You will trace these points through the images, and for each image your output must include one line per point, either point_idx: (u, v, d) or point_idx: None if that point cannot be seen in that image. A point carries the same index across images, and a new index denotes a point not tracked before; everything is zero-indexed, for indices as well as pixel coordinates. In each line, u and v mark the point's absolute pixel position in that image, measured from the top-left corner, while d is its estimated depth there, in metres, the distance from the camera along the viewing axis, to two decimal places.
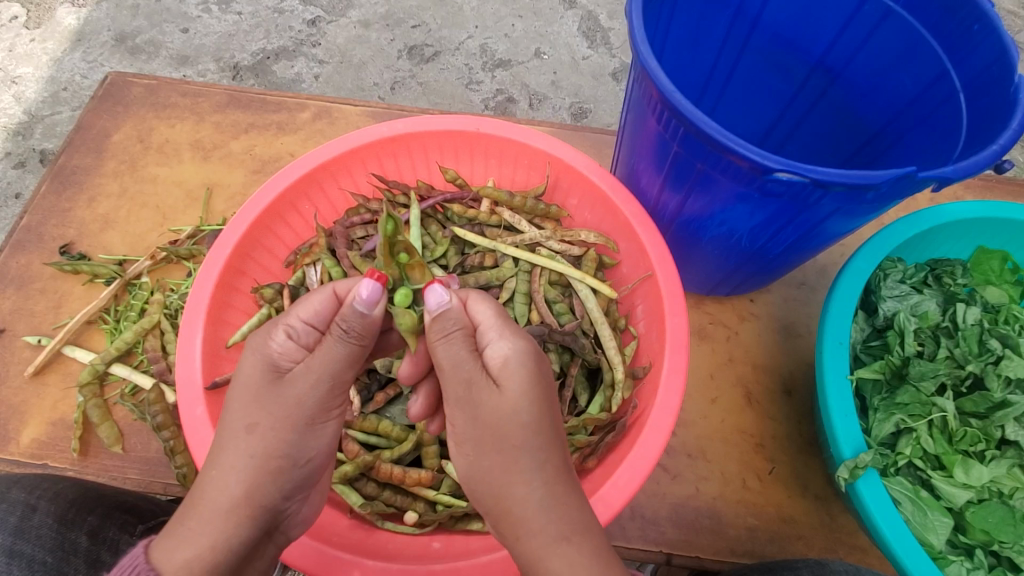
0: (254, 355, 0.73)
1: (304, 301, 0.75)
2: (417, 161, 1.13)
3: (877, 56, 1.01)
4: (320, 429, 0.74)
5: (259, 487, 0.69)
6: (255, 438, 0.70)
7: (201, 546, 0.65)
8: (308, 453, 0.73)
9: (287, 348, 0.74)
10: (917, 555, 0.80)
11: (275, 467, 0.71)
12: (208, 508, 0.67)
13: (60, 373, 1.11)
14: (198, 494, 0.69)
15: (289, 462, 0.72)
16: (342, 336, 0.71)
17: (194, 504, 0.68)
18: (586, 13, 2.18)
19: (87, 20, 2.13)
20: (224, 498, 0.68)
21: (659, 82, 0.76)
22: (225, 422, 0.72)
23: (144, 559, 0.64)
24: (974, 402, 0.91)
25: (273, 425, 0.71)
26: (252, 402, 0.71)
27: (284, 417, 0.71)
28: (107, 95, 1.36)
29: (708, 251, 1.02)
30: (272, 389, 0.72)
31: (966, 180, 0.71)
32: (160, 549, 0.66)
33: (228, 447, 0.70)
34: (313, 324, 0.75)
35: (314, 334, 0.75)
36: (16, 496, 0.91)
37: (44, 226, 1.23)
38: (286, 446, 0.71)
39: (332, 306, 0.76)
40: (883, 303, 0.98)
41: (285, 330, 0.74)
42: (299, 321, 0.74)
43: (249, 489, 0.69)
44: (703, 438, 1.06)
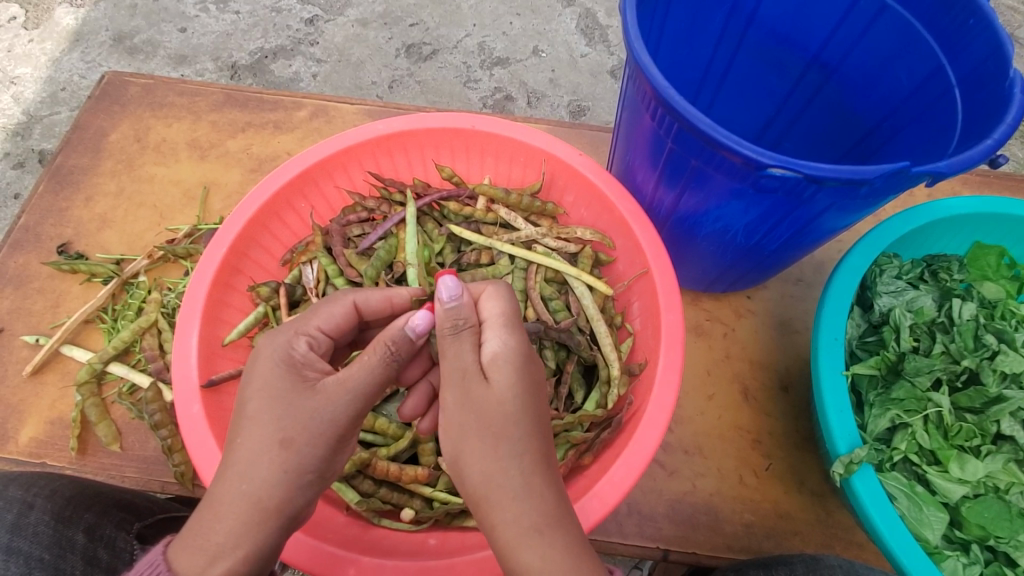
0: (280, 362, 0.71)
1: (322, 312, 0.79)
2: (414, 159, 1.13)
3: (873, 51, 1.01)
4: (346, 443, 0.72)
5: (288, 499, 0.66)
6: (292, 451, 0.67)
7: (230, 564, 0.63)
8: (334, 466, 0.71)
9: (311, 356, 0.74)
10: (912, 550, 0.80)
11: (306, 480, 0.68)
12: (235, 521, 0.64)
13: (58, 372, 1.11)
14: (219, 501, 0.65)
15: (317, 475, 0.69)
16: (386, 353, 0.72)
17: (216, 515, 0.65)
18: (584, 11, 2.18)
19: (85, 20, 2.14)
20: (252, 511, 0.65)
21: (653, 79, 0.76)
22: (258, 428, 0.67)
23: (168, 571, 0.62)
24: (969, 398, 0.91)
25: (308, 438, 0.67)
26: (287, 411, 0.68)
27: (320, 432, 0.68)
28: (103, 94, 1.36)
29: (704, 247, 1.02)
30: (307, 398, 0.69)
31: (959, 175, 0.71)
32: (181, 557, 0.63)
33: (261, 456, 0.66)
34: (327, 332, 0.79)
35: (327, 342, 0.79)
36: (13, 493, 0.91)
37: (42, 225, 1.23)
38: (317, 460, 0.68)
39: (345, 317, 0.81)
40: (878, 299, 0.99)
41: (307, 339, 0.76)
42: (318, 331, 0.77)
43: (280, 503, 0.66)
44: (700, 435, 1.06)
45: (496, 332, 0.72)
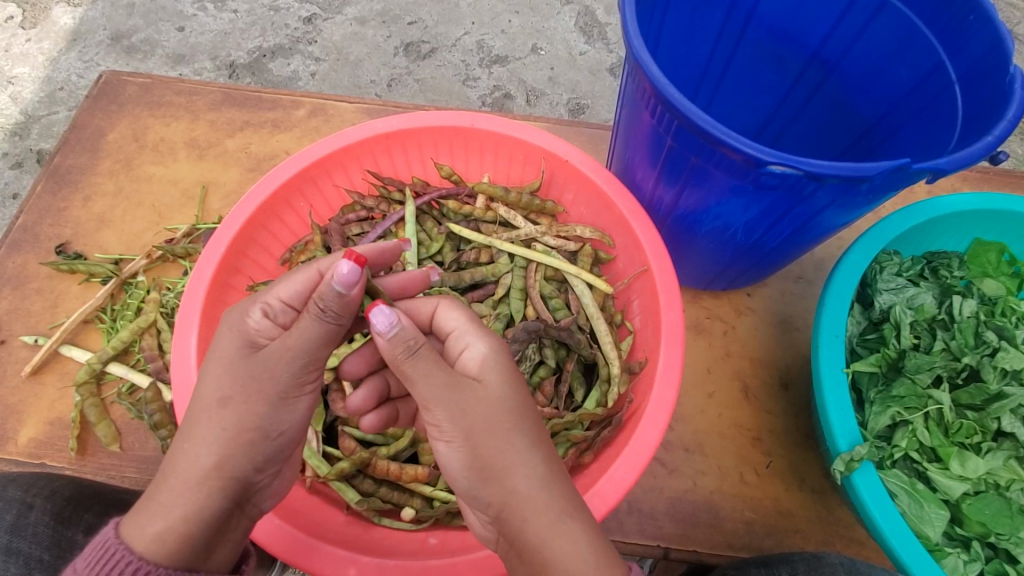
0: (232, 331, 0.74)
1: (284, 281, 0.77)
2: (412, 157, 1.12)
3: (873, 47, 1.00)
4: (292, 404, 0.74)
5: (230, 458, 0.70)
6: (229, 409, 0.70)
7: (174, 519, 0.66)
8: (279, 427, 0.74)
9: (264, 327, 0.75)
10: (912, 547, 0.80)
11: (248, 440, 0.71)
12: (176, 479, 0.68)
13: (57, 372, 1.11)
14: (168, 468, 0.69)
15: (261, 435, 0.72)
16: (319, 315, 0.71)
17: (162, 478, 0.69)
18: (583, 8, 2.17)
19: (82, 20, 2.13)
20: (194, 471, 0.68)
21: (652, 76, 0.76)
22: (200, 394, 0.72)
23: (113, 535, 0.64)
24: (970, 394, 0.91)
25: (248, 398, 0.71)
26: (229, 374, 0.72)
27: (257, 390, 0.72)
28: (101, 94, 1.35)
29: (704, 245, 1.02)
30: (248, 363, 0.72)
31: (960, 171, 0.70)
32: (129, 526, 0.65)
33: (202, 417, 0.71)
34: (291, 303, 0.77)
35: (291, 313, 0.77)
36: (12, 494, 0.91)
37: (40, 225, 1.23)
38: (258, 418, 0.72)
39: (309, 285, 0.78)
40: (879, 296, 0.98)
41: (262, 308, 0.75)
42: (277, 300, 0.76)
43: (220, 460, 0.69)
44: (700, 433, 1.06)
45: (471, 336, 0.75)
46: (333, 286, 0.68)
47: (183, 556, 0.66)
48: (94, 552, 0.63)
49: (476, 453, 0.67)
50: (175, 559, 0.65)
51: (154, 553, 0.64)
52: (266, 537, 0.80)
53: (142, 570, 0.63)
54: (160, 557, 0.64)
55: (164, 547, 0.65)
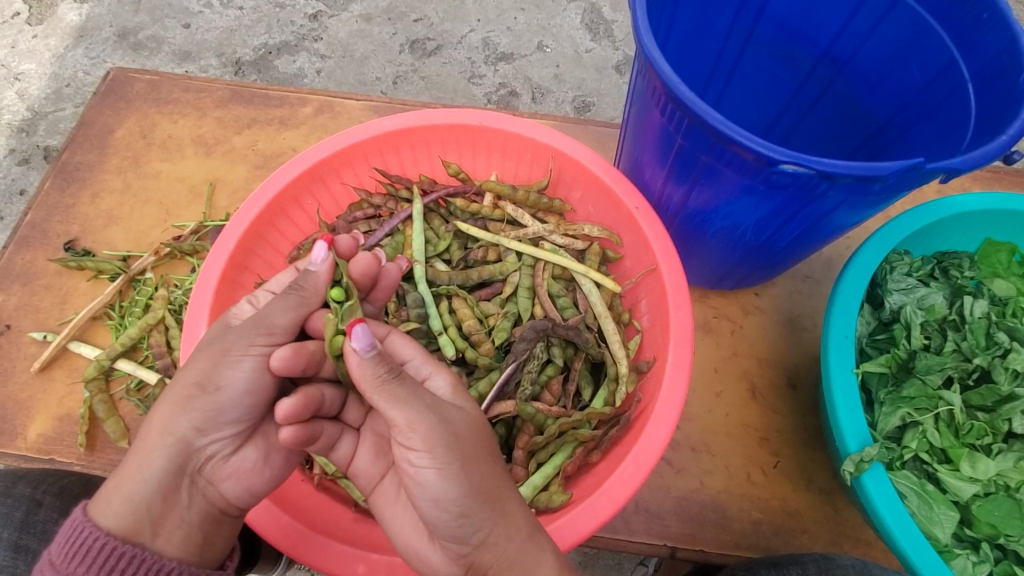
0: (219, 321, 0.81)
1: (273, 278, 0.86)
2: (420, 155, 1.12)
3: (885, 45, 1.00)
4: (235, 360, 0.74)
5: (171, 419, 0.72)
6: (184, 376, 0.74)
7: (134, 495, 0.70)
8: (219, 380, 0.73)
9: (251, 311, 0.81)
10: (923, 549, 0.79)
11: (186, 397, 0.73)
12: (143, 455, 0.72)
13: (65, 368, 1.11)
14: (137, 443, 0.75)
15: (197, 391, 0.73)
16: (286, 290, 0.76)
17: (131, 456, 0.74)
18: (589, 5, 2.16)
19: (89, 16, 2.13)
20: (156, 449, 0.72)
21: (663, 74, 0.75)
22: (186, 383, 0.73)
23: (81, 514, 0.70)
24: (981, 396, 0.91)
25: (192, 360, 0.74)
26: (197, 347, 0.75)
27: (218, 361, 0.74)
28: (109, 91, 1.35)
29: (713, 244, 1.02)
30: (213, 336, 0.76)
31: (974, 171, 0.70)
32: (101, 501, 0.71)
33: (167, 393, 0.75)
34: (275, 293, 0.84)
35: (273, 298, 0.83)
36: (21, 490, 0.92)
37: (48, 222, 1.23)
38: (196, 375, 0.73)
39: (289, 276, 0.86)
40: (889, 296, 0.98)
41: (247, 298, 0.82)
42: (259, 289, 0.83)
43: (164, 424, 0.72)
44: (707, 432, 1.06)
45: (429, 367, 0.78)
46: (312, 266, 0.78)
47: (136, 525, 0.70)
48: (66, 533, 0.69)
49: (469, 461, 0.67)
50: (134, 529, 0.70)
51: (114, 526, 0.69)
52: (276, 535, 0.80)
53: (105, 544, 0.68)
54: (118, 530, 0.69)
55: (122, 519, 0.70)
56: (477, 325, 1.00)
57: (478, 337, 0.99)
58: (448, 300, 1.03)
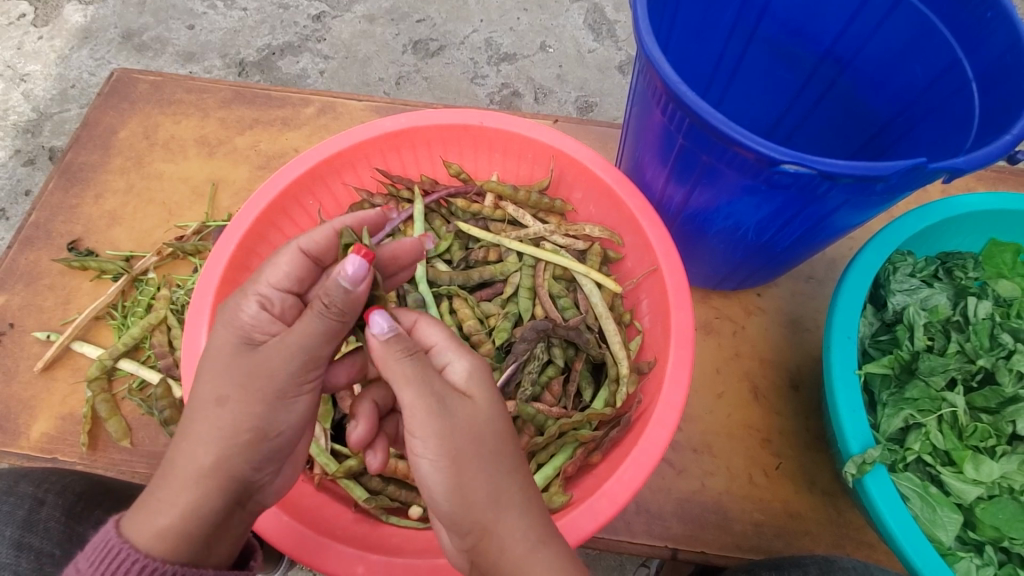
0: (228, 328, 0.74)
1: (271, 266, 0.80)
2: (421, 156, 1.12)
3: (889, 44, 0.99)
4: (290, 402, 0.73)
5: (228, 458, 0.69)
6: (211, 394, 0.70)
7: (181, 524, 0.66)
8: (279, 424, 0.73)
9: (261, 317, 0.75)
10: (926, 552, 0.79)
11: (245, 441, 0.70)
12: (179, 477, 0.68)
13: (68, 368, 1.11)
14: (168, 463, 0.69)
15: (260, 435, 0.71)
16: (322, 312, 0.70)
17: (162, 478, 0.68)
18: (592, 5, 2.16)
19: (94, 18, 2.14)
20: (192, 474, 0.68)
21: (664, 73, 0.75)
22: (196, 395, 0.71)
23: (116, 534, 0.65)
24: (985, 398, 0.90)
25: (242, 398, 0.70)
26: (225, 373, 0.71)
27: (252, 389, 0.70)
28: (113, 92, 1.36)
29: (714, 244, 1.01)
30: (245, 359, 0.72)
31: (977, 171, 0.69)
32: (130, 522, 0.66)
33: (200, 417, 0.70)
34: (279, 285, 0.79)
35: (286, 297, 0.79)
36: (24, 489, 0.93)
37: (52, 222, 1.24)
38: (256, 419, 0.70)
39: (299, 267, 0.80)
40: (892, 297, 0.97)
41: (257, 300, 0.77)
42: (270, 288, 0.78)
43: (216, 460, 0.68)
44: (709, 433, 1.06)
45: (451, 352, 0.74)
46: (340, 281, 0.69)
47: (183, 548, 0.66)
48: (97, 551, 0.64)
49: (466, 466, 0.66)
50: (183, 551, 0.66)
51: (163, 550, 0.65)
52: (275, 535, 0.80)
53: (148, 567, 0.63)
54: (162, 553, 0.64)
55: (168, 542, 0.65)
56: (477, 325, 1.00)
57: (479, 337, 1.00)
58: (448, 300, 1.03)
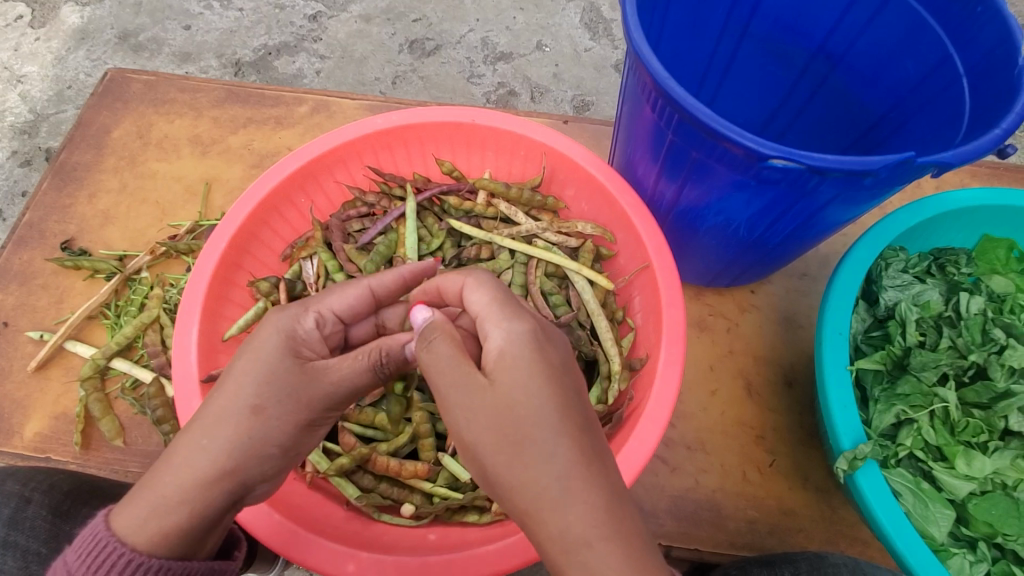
0: (280, 332, 0.73)
1: (338, 292, 0.79)
2: (413, 154, 1.12)
3: (880, 39, 0.99)
4: (317, 428, 0.76)
5: (247, 467, 0.69)
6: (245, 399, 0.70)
7: (184, 522, 0.66)
8: (299, 447, 0.75)
9: (313, 337, 0.76)
10: (918, 548, 0.79)
11: (266, 454, 0.71)
12: (182, 477, 0.67)
13: (62, 367, 1.11)
14: (175, 454, 0.68)
15: (281, 453, 0.72)
16: (378, 364, 0.75)
17: (164, 471, 0.68)
18: (588, 4, 2.16)
19: (90, 18, 2.14)
20: (206, 476, 0.67)
21: (653, 70, 0.75)
22: (230, 394, 0.70)
23: (105, 529, 0.66)
24: (976, 393, 0.90)
25: (282, 415, 0.70)
26: (268, 384, 0.70)
27: (295, 411, 0.71)
28: (106, 92, 1.36)
29: (707, 241, 1.01)
30: (295, 375, 0.71)
31: (966, 164, 0.69)
32: (123, 514, 0.66)
33: (230, 420, 0.69)
34: (340, 313, 0.80)
35: (337, 323, 0.80)
36: (10, 489, 0.92)
37: (46, 222, 1.24)
38: (285, 438, 0.71)
39: (363, 300, 0.80)
40: (884, 293, 0.97)
41: (315, 318, 0.77)
42: (331, 312, 0.78)
43: (233, 466, 0.68)
44: (703, 431, 1.05)
45: (494, 320, 0.68)
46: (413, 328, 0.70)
47: (174, 547, 0.66)
48: (85, 545, 0.66)
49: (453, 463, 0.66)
50: (175, 548, 0.66)
51: (151, 546, 0.65)
52: (266, 533, 0.80)
53: (133, 561, 0.64)
54: (155, 549, 0.65)
55: (161, 540, 0.65)
56: None
57: None
58: None
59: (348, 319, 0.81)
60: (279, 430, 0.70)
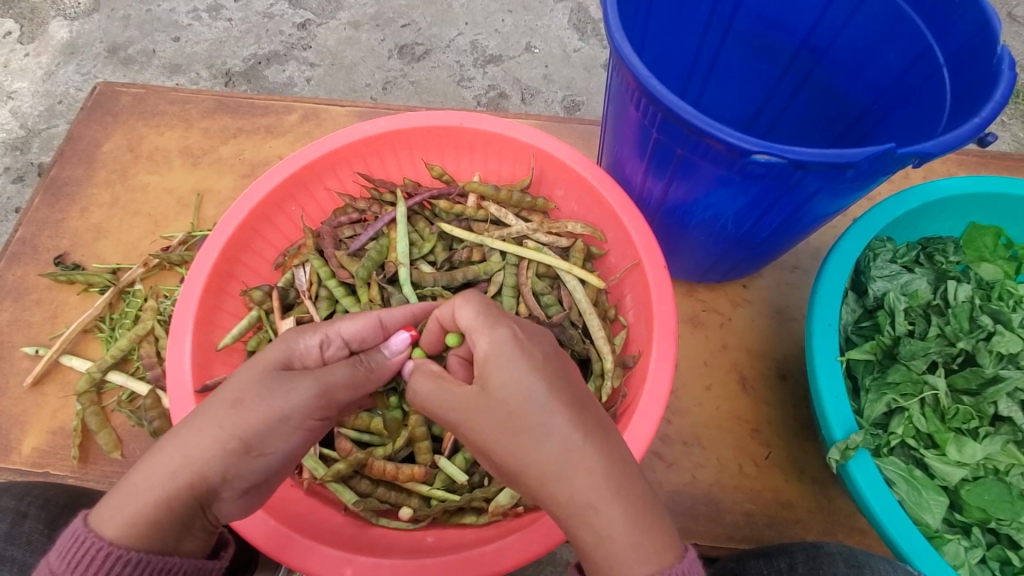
0: (282, 343, 0.78)
1: (349, 318, 0.80)
2: (403, 159, 1.13)
3: (862, 32, 1.00)
4: (290, 431, 0.73)
5: (214, 461, 0.69)
6: (228, 407, 0.71)
7: (153, 513, 0.67)
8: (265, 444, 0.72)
9: (311, 357, 0.78)
10: (911, 534, 0.79)
11: (234, 449, 0.70)
12: (157, 469, 0.69)
13: (58, 382, 1.12)
14: (158, 447, 0.70)
15: (248, 450, 0.71)
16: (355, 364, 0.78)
17: (144, 463, 0.70)
18: (576, 5, 2.17)
19: (79, 33, 2.14)
20: (181, 466, 0.69)
21: (634, 70, 0.76)
22: (218, 392, 0.73)
23: (83, 524, 0.66)
24: (965, 379, 0.90)
25: (256, 409, 0.71)
26: (247, 380, 0.73)
27: (262, 407, 0.72)
28: (96, 105, 1.36)
29: (696, 237, 1.02)
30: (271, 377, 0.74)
31: (946, 154, 0.70)
32: (103, 509, 0.67)
33: (209, 412, 0.71)
34: (348, 339, 0.80)
35: (344, 351, 0.80)
36: (7, 503, 0.92)
37: (38, 237, 1.24)
38: (252, 431, 0.71)
39: (371, 329, 0.81)
40: (873, 283, 0.98)
41: (321, 338, 0.78)
42: (338, 335, 0.79)
43: (203, 459, 0.69)
44: (698, 426, 1.06)
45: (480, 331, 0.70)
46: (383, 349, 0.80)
47: (147, 539, 0.67)
48: (66, 542, 0.65)
49: None
50: (146, 541, 0.66)
51: (124, 537, 0.66)
52: (265, 540, 0.80)
53: (111, 554, 0.64)
54: (129, 540, 0.65)
55: (134, 530, 0.66)
56: None
57: None
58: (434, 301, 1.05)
59: (356, 347, 0.81)
60: (249, 423, 0.71)
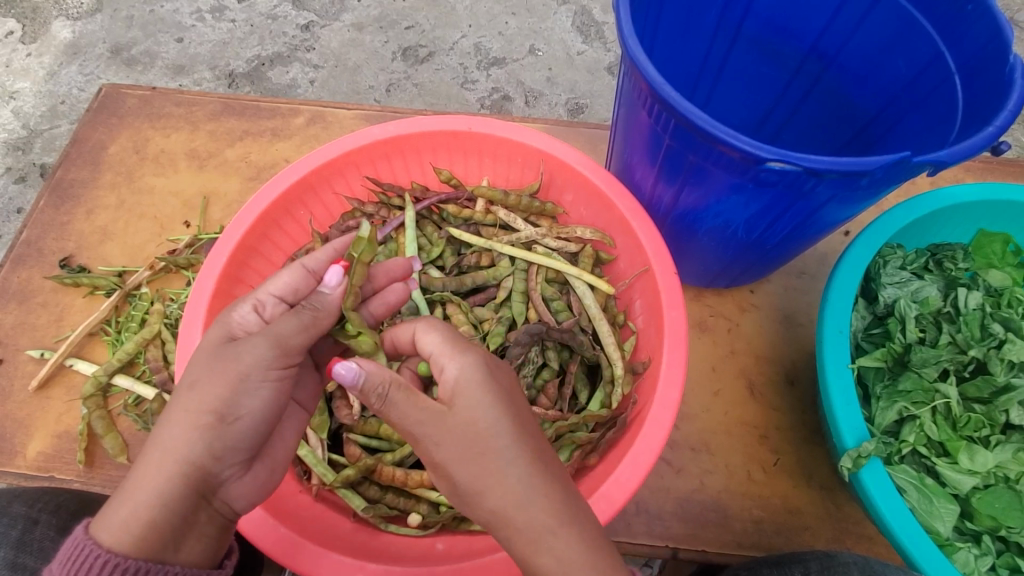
0: (218, 325, 0.75)
1: (273, 278, 0.80)
2: (410, 162, 1.12)
3: (872, 39, 1.00)
4: (253, 388, 0.71)
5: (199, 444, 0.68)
6: (197, 395, 0.69)
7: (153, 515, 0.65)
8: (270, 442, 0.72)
9: (251, 321, 0.76)
10: (923, 542, 0.79)
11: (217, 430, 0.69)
12: (148, 471, 0.67)
13: (64, 386, 1.11)
14: (144, 451, 0.68)
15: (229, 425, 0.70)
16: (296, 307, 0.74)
17: (133, 470, 0.68)
18: (579, 7, 2.17)
19: (81, 33, 2.14)
20: (168, 461, 0.67)
21: (648, 76, 0.75)
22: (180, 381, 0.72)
23: (83, 534, 0.64)
24: (977, 388, 0.90)
25: (221, 386, 0.69)
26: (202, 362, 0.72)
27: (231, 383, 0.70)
28: (101, 107, 1.36)
29: (705, 243, 1.01)
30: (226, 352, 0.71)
31: (961, 163, 0.70)
32: (100, 523, 0.65)
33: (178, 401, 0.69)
34: (280, 296, 0.79)
35: (281, 306, 0.78)
36: (16, 510, 0.92)
37: (44, 240, 1.24)
38: (226, 404, 0.69)
39: (298, 278, 0.80)
40: (883, 290, 0.98)
41: (254, 304, 0.76)
42: (268, 295, 0.78)
43: (189, 446, 0.68)
44: (706, 431, 1.06)
45: (448, 358, 0.70)
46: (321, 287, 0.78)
47: (148, 542, 0.65)
48: (66, 554, 0.63)
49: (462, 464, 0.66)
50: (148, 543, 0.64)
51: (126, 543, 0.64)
52: (275, 547, 0.80)
53: (113, 561, 0.62)
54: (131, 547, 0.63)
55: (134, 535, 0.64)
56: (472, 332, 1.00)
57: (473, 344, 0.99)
58: (442, 307, 1.04)
59: (292, 300, 0.80)
60: (217, 396, 0.69)
